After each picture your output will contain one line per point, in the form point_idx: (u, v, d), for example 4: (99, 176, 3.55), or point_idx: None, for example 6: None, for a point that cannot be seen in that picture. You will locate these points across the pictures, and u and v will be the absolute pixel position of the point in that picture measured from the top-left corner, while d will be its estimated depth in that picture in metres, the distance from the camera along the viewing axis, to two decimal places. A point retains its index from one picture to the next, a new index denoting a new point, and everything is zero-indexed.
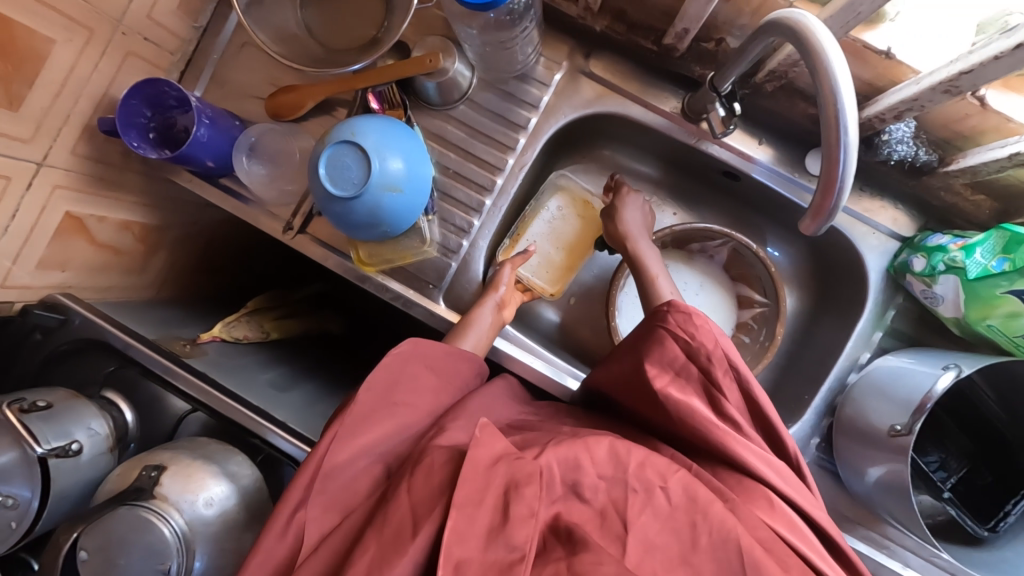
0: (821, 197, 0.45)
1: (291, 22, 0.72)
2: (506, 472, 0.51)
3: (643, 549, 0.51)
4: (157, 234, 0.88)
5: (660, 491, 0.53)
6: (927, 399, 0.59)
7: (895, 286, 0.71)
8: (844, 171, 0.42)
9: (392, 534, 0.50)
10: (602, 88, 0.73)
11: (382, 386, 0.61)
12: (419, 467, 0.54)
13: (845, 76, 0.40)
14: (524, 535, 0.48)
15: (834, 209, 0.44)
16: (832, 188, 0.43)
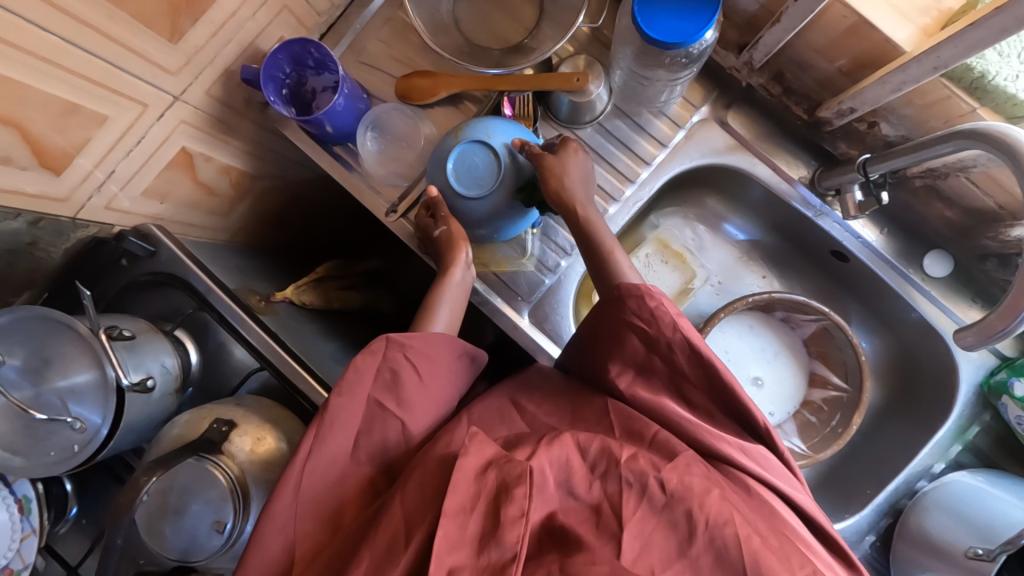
0: (996, 317, 0.45)
1: (444, 11, 0.72)
2: (495, 478, 0.49)
3: (637, 542, 0.48)
4: (250, 181, 0.87)
5: (657, 483, 0.49)
6: (1022, 534, 0.56)
7: (984, 403, 0.70)
8: None
9: (387, 539, 0.49)
10: (735, 141, 0.73)
11: (361, 394, 0.57)
12: (412, 475, 0.52)
13: None
14: (515, 536, 0.46)
15: (1008, 332, 0.44)
16: (1017, 312, 0.43)
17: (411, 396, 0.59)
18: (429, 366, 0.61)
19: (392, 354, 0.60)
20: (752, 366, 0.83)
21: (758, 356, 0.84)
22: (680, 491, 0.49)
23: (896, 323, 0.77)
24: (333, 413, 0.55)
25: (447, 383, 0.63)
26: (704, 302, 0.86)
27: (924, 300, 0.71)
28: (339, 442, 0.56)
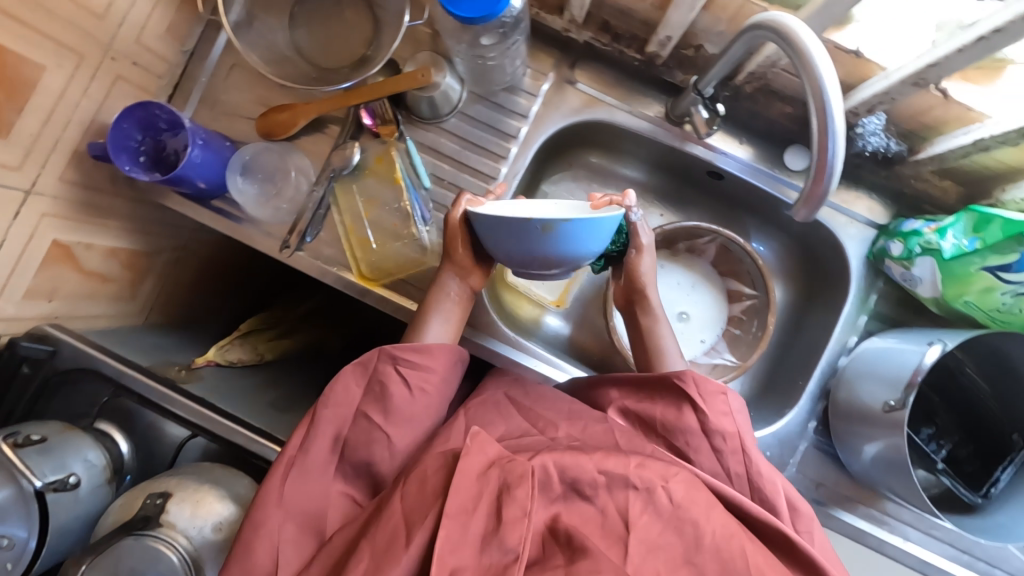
0: (812, 183, 0.51)
1: (281, 42, 0.73)
2: (498, 475, 0.54)
3: (645, 552, 0.51)
4: (145, 259, 0.86)
5: (662, 490, 0.53)
6: (917, 374, 0.62)
7: (875, 271, 0.75)
8: (832, 157, 0.48)
9: (387, 537, 0.52)
10: (588, 97, 0.77)
11: (344, 406, 0.61)
12: (411, 476, 0.56)
13: (829, 68, 0.46)
14: (517, 537, 0.50)
15: (824, 193, 0.51)
16: (823, 172, 0.49)
17: (399, 404, 0.61)
18: (418, 378, 0.63)
19: (383, 367, 0.62)
20: (676, 302, 0.87)
21: (680, 292, 0.87)
22: (684, 500, 0.53)
23: (785, 222, 0.82)
24: (320, 424, 0.59)
25: (438, 395, 0.65)
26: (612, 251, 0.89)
27: (798, 195, 0.75)
28: (329, 449, 0.60)
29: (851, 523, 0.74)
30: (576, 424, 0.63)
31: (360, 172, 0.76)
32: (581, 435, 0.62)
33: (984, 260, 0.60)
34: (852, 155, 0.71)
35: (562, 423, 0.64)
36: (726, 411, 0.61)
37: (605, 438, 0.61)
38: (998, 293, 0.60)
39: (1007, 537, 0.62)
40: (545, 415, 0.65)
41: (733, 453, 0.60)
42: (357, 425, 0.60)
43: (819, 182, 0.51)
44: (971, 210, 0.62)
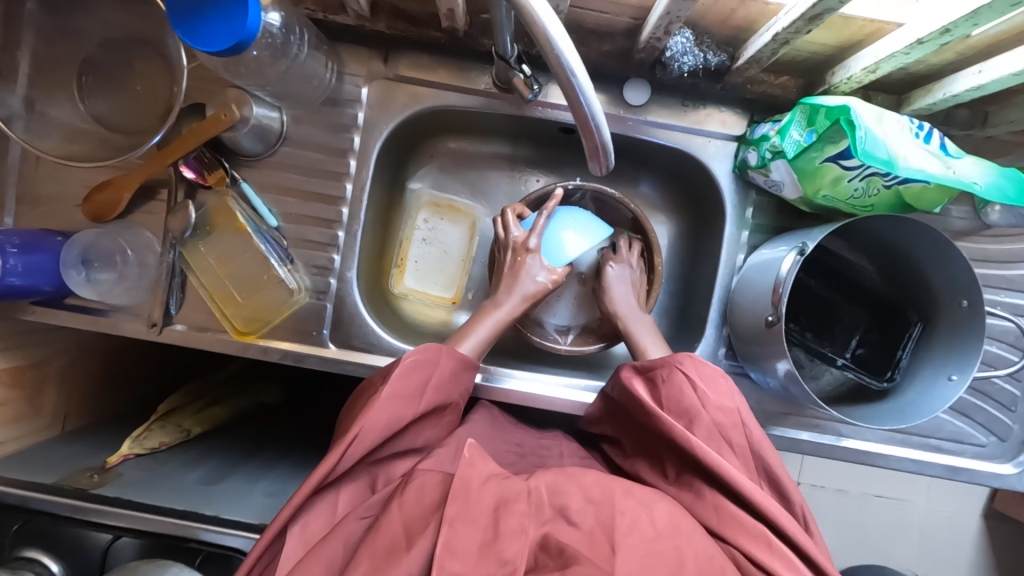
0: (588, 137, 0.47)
1: (77, 118, 0.69)
2: (495, 491, 0.52)
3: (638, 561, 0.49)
4: (34, 372, 0.82)
5: (648, 517, 0.51)
6: (779, 286, 0.61)
7: (746, 184, 0.73)
8: (591, 111, 0.44)
9: (386, 547, 0.49)
10: (414, 89, 0.74)
11: (406, 395, 0.58)
12: (409, 486, 0.54)
13: (562, 34, 0.39)
14: (514, 549, 0.49)
15: (604, 145, 0.47)
16: (590, 128, 0.45)
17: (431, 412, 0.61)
18: (447, 386, 0.62)
19: (439, 367, 0.61)
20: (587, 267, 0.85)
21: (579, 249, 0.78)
22: (667, 526, 0.51)
23: (651, 157, 0.80)
24: (381, 416, 0.55)
25: (455, 407, 0.65)
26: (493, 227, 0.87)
27: (653, 129, 0.73)
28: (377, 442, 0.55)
29: (783, 435, 0.74)
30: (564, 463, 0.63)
31: (203, 230, 0.72)
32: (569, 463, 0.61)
33: (823, 152, 0.58)
34: (674, 79, 0.71)
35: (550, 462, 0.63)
36: (727, 390, 0.57)
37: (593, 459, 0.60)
38: (846, 181, 0.58)
39: (915, 412, 0.62)
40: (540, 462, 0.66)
41: (737, 431, 0.56)
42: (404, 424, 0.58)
43: (594, 135, 0.46)
44: (802, 104, 0.59)
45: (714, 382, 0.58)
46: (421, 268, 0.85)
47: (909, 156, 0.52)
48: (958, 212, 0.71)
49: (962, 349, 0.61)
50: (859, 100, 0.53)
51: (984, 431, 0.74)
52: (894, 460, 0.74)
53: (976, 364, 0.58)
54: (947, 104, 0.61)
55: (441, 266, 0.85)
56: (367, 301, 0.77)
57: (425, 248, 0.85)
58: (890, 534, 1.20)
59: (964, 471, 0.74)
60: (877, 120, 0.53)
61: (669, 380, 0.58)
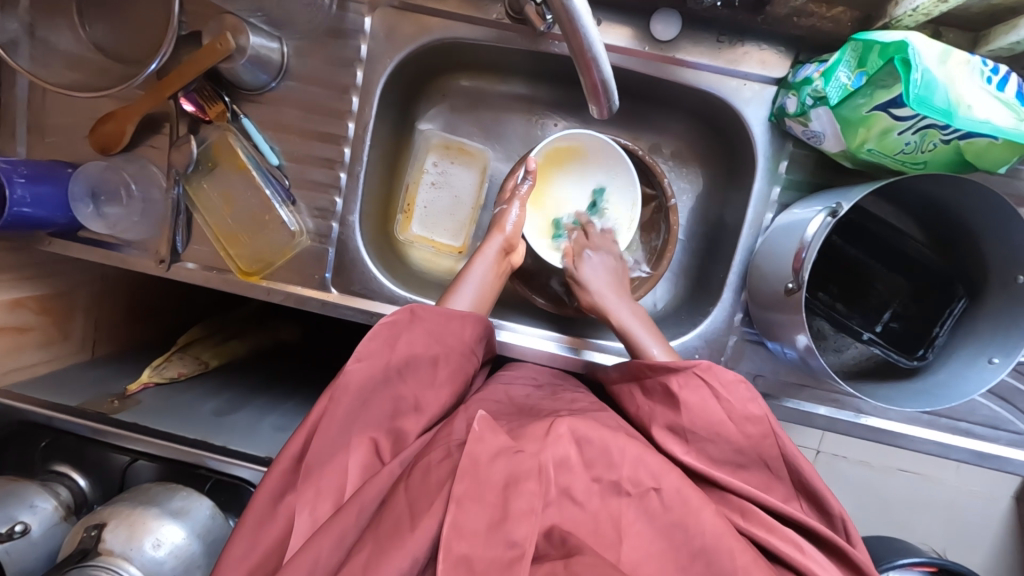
0: (588, 74, 0.44)
1: (78, 46, 0.68)
2: (505, 467, 0.48)
3: (642, 557, 0.49)
4: (61, 301, 0.85)
5: (655, 494, 0.51)
6: (802, 249, 0.55)
7: (783, 134, 0.66)
8: (589, 42, 0.40)
9: (391, 525, 0.46)
10: (419, 19, 0.69)
11: (380, 356, 0.56)
12: (419, 464, 0.50)
13: None
14: (524, 530, 0.46)
15: (602, 83, 0.43)
16: (587, 62, 0.41)
17: (423, 366, 0.59)
18: (431, 341, 0.60)
19: (410, 324, 0.59)
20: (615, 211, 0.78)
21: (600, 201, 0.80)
22: (675, 501, 0.50)
23: (680, 100, 0.72)
24: (354, 377, 0.54)
25: (457, 363, 0.62)
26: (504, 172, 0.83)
27: (683, 70, 0.66)
28: (355, 405, 0.54)
29: (798, 409, 0.70)
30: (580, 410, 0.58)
31: (206, 166, 0.71)
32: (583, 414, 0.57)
33: (870, 99, 0.50)
34: (707, 11, 0.62)
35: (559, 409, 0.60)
36: (751, 396, 0.53)
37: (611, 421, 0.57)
38: (895, 133, 0.51)
39: (946, 396, 0.57)
40: (547, 404, 0.61)
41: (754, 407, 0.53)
42: (387, 381, 0.56)
43: (594, 72, 0.44)
44: (854, 40, 0.51)
45: (735, 386, 0.54)
46: (429, 215, 0.82)
47: (975, 103, 0.44)
48: None
49: (1012, 328, 0.55)
50: (921, 37, 0.45)
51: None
52: (918, 441, 0.69)
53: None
54: None
55: (448, 213, 0.82)
56: (371, 246, 0.75)
57: (433, 193, 0.81)
58: (912, 509, 1.16)
59: (994, 458, 0.69)
60: (941, 62, 0.45)
61: (686, 389, 0.55)
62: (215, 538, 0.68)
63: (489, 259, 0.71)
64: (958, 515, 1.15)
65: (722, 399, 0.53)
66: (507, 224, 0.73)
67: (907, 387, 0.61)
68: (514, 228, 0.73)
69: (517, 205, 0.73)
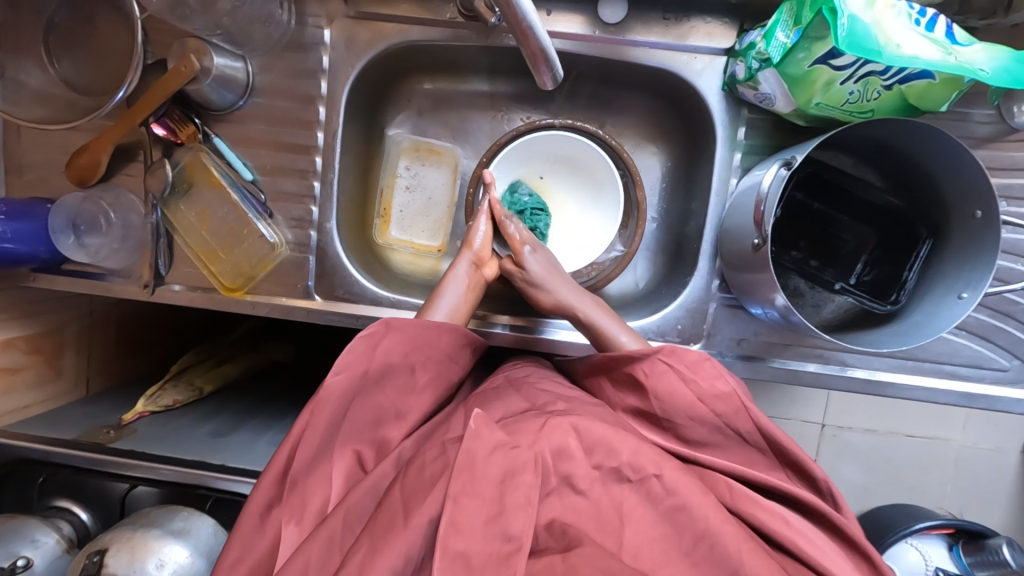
0: (527, 40, 0.46)
1: (49, 84, 0.70)
2: (502, 461, 0.48)
3: (643, 543, 0.48)
4: (52, 338, 0.86)
5: (656, 479, 0.49)
6: (762, 203, 0.57)
7: (737, 102, 0.68)
8: (520, 8, 0.42)
9: (385, 524, 0.46)
10: (377, 26, 0.71)
11: (359, 367, 0.55)
12: (412, 465, 0.50)
13: None
14: (521, 523, 0.46)
15: (540, 46, 0.46)
16: (523, 28, 0.44)
17: (403, 375, 0.59)
18: (409, 349, 0.60)
19: (386, 334, 0.59)
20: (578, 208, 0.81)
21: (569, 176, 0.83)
22: (677, 485, 0.48)
23: (636, 79, 0.75)
24: (334, 390, 0.53)
25: (435, 368, 0.62)
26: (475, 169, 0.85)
27: (634, 49, 0.68)
28: (334, 415, 0.53)
29: (785, 367, 0.71)
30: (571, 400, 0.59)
31: (181, 187, 0.72)
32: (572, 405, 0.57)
33: (809, 53, 0.52)
34: None
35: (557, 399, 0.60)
36: (717, 373, 0.55)
37: (604, 415, 0.57)
38: (839, 84, 0.53)
39: (922, 335, 0.58)
40: (544, 394, 0.61)
41: (742, 415, 0.54)
42: (365, 391, 0.56)
43: (533, 40, 0.47)
44: (789, 1, 0.53)
45: (701, 367, 0.56)
46: (406, 218, 0.83)
47: (904, 43, 0.46)
48: (981, 116, 0.63)
49: (976, 262, 0.56)
50: None
51: (1006, 354, 0.69)
52: (906, 388, 0.70)
53: (989, 277, 0.54)
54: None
55: (424, 215, 0.84)
56: (350, 251, 0.76)
57: (408, 196, 0.83)
58: (920, 472, 1.16)
59: (982, 397, 0.69)
60: (867, 8, 0.47)
61: (653, 375, 0.57)
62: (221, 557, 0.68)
63: (461, 278, 0.71)
64: (967, 474, 1.15)
65: (691, 379, 0.55)
66: (477, 241, 0.73)
67: (884, 332, 0.62)
68: (483, 244, 0.73)
69: (484, 220, 0.73)
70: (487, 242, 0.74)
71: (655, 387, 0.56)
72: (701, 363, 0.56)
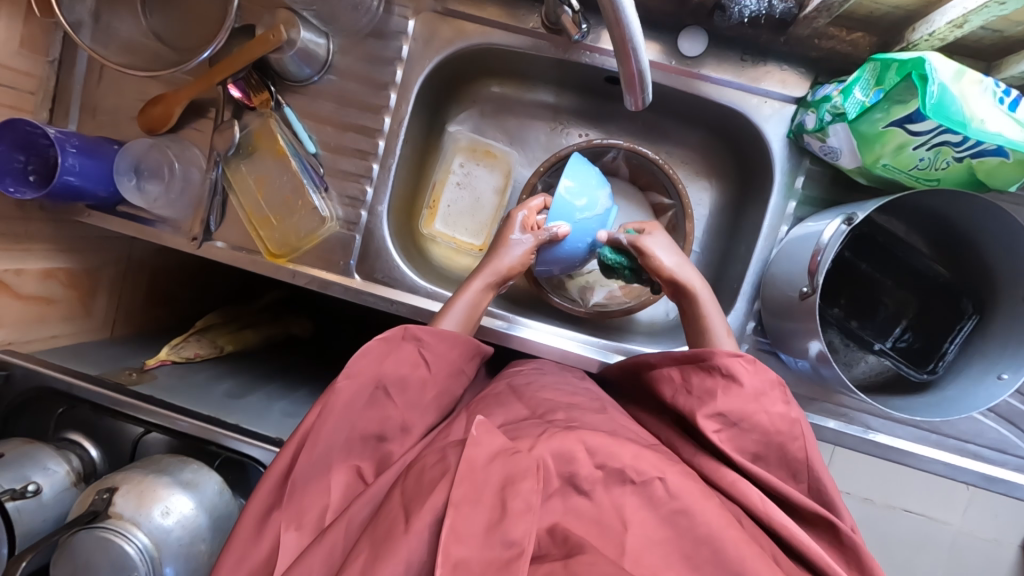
0: (626, 62, 0.47)
1: (137, 33, 0.72)
2: (502, 469, 0.47)
3: (644, 546, 0.47)
4: (88, 277, 0.87)
5: (659, 483, 0.49)
6: (818, 253, 0.57)
7: (800, 151, 0.68)
8: (630, 31, 0.43)
9: (386, 529, 0.46)
10: (460, 24, 0.73)
11: (369, 374, 0.56)
12: (413, 469, 0.51)
13: None
14: (521, 530, 0.44)
15: (639, 71, 0.47)
16: (627, 51, 0.45)
17: (413, 387, 0.59)
18: (419, 361, 0.60)
19: (406, 345, 0.59)
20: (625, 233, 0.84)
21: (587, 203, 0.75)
22: (680, 490, 0.48)
23: (701, 115, 0.76)
24: (342, 394, 0.54)
25: (442, 384, 0.63)
26: (526, 177, 0.86)
27: (706, 85, 0.69)
28: (341, 420, 0.54)
29: (807, 421, 0.70)
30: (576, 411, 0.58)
31: (245, 150, 0.74)
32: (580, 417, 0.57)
33: (887, 114, 0.53)
34: (733, 28, 0.65)
35: (558, 407, 0.59)
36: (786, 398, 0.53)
37: (603, 423, 0.56)
38: (911, 149, 0.53)
39: (955, 409, 0.58)
40: (545, 402, 0.60)
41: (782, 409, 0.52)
42: (371, 399, 0.56)
43: (631, 63, 0.47)
44: (874, 60, 0.54)
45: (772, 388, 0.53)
46: (452, 214, 0.85)
47: (988, 117, 0.47)
48: None
49: (1021, 347, 0.56)
50: (937, 54, 0.48)
51: None
52: (927, 461, 0.69)
53: None
54: None
55: (471, 212, 0.85)
56: (395, 236, 0.78)
57: (457, 193, 0.85)
58: (916, 552, 1.14)
59: (1002, 483, 0.69)
60: (956, 78, 0.48)
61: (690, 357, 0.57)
62: (222, 516, 0.69)
63: (487, 283, 0.70)
64: (964, 561, 1.13)
65: (761, 395, 0.52)
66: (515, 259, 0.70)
67: (915, 400, 0.62)
68: (518, 264, 0.71)
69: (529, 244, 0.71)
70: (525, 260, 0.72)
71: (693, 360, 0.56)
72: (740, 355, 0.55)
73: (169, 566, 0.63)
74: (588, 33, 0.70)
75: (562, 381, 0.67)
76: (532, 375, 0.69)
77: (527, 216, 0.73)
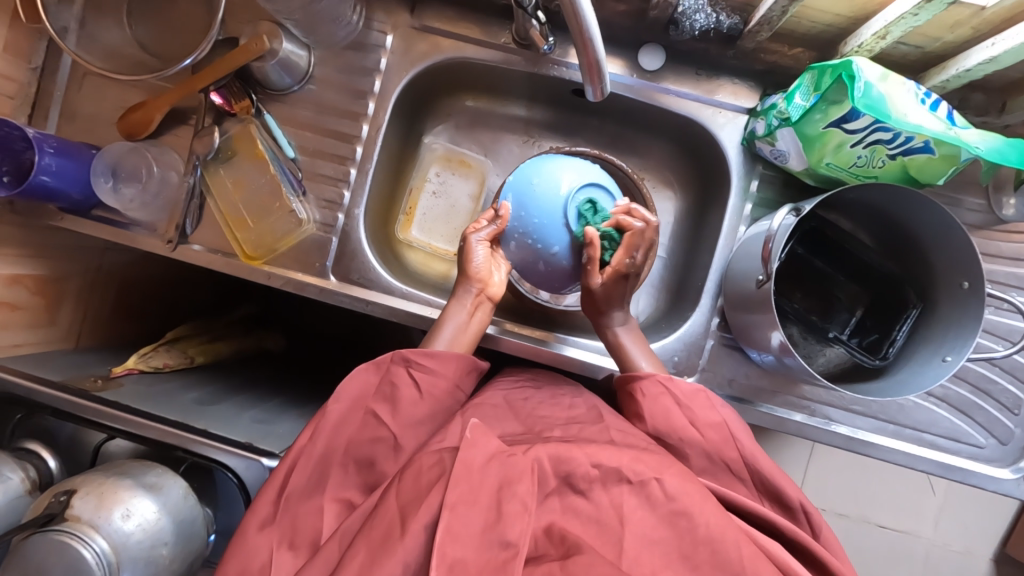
0: (587, 54, 0.51)
1: (122, 43, 0.75)
2: (500, 469, 0.47)
3: (641, 545, 0.45)
4: (56, 284, 0.85)
5: (656, 484, 0.47)
6: (772, 241, 0.60)
7: (753, 157, 0.73)
8: (586, 22, 0.46)
9: (383, 532, 0.45)
10: (436, 39, 0.77)
11: (358, 397, 0.59)
12: (408, 470, 0.50)
13: None
14: (518, 530, 0.44)
15: (598, 61, 0.51)
16: (586, 43, 0.48)
17: (405, 405, 0.59)
18: (417, 386, 0.61)
19: (395, 367, 0.61)
20: None
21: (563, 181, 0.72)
22: (678, 491, 0.47)
23: (663, 127, 0.81)
24: (332, 416, 0.57)
25: (439, 404, 0.62)
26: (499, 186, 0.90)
27: (665, 96, 0.74)
28: (332, 443, 0.57)
29: (772, 414, 0.73)
30: (571, 425, 0.58)
31: (224, 154, 0.76)
32: (576, 433, 0.56)
33: (826, 114, 0.58)
34: (687, 42, 0.71)
35: (555, 425, 0.59)
36: (710, 406, 0.59)
37: (599, 434, 0.55)
38: (849, 147, 0.58)
39: (903, 390, 0.61)
40: (541, 421, 0.60)
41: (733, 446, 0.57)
42: (364, 421, 0.58)
43: (590, 53, 0.51)
44: (811, 69, 0.59)
45: (694, 398, 0.60)
46: (428, 221, 0.88)
47: (910, 113, 0.54)
48: (972, 205, 0.69)
49: (960, 331, 0.59)
50: (864, 58, 0.54)
51: (983, 432, 0.72)
52: (887, 451, 0.72)
53: (970, 343, 0.57)
54: (960, 83, 0.61)
55: (445, 220, 0.88)
56: (371, 239, 0.79)
57: (432, 201, 0.88)
58: (888, 563, 1.15)
59: (958, 470, 0.71)
60: (881, 79, 0.54)
61: (653, 399, 0.60)
62: (187, 524, 0.66)
63: (464, 300, 0.71)
64: (935, 572, 1.14)
65: (685, 407, 0.59)
66: (471, 265, 0.71)
67: (872, 385, 0.65)
68: (479, 267, 0.72)
69: (477, 245, 0.71)
70: (484, 261, 0.72)
71: (652, 405, 0.60)
72: (692, 394, 0.60)
73: (127, 572, 0.61)
74: (555, 47, 0.75)
75: (558, 397, 0.66)
76: (527, 389, 0.69)
77: (488, 232, 0.72)
